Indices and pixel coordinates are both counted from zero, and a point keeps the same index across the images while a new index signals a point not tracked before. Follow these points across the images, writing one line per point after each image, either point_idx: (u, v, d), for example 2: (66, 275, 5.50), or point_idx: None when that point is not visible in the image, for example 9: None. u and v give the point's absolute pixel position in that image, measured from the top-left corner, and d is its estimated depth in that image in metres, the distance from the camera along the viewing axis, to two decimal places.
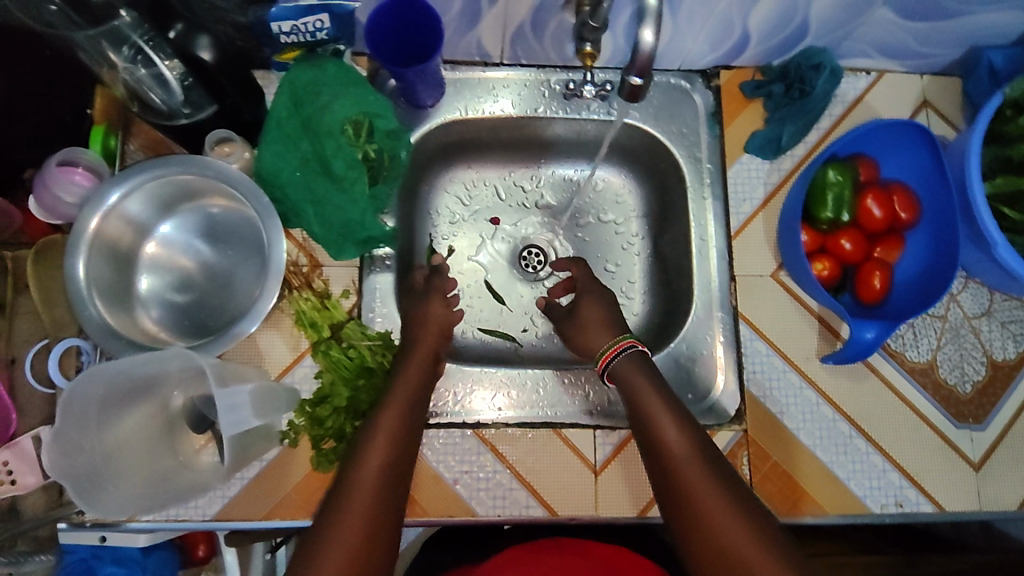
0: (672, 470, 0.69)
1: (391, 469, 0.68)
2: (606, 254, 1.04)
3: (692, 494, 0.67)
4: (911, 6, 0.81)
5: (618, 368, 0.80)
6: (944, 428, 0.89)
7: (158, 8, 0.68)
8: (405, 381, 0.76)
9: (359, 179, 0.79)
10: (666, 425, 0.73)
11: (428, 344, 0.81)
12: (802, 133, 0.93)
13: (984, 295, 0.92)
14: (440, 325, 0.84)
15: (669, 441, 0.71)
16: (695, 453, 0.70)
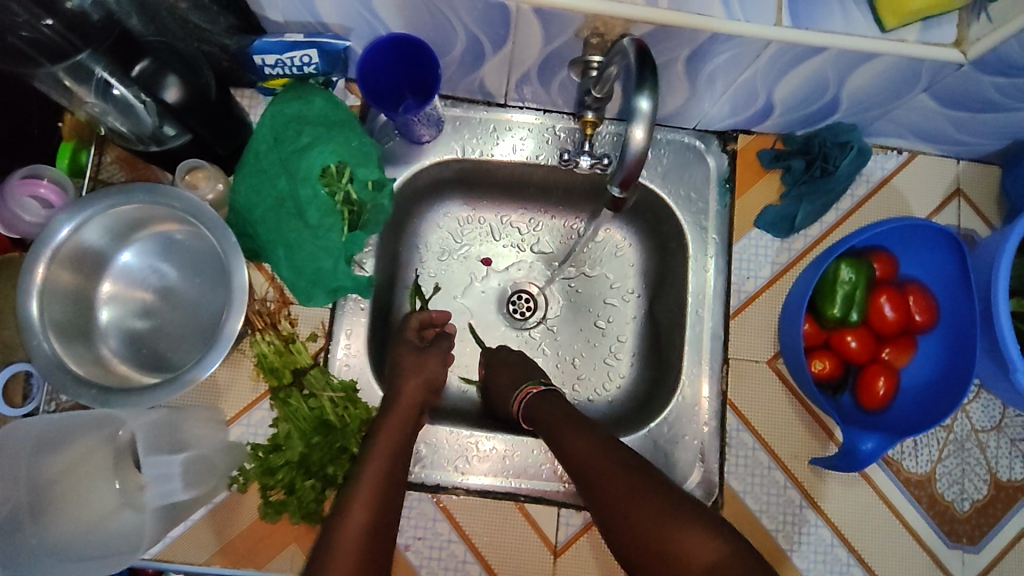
0: (618, 508, 0.66)
1: (378, 507, 0.65)
2: (596, 309, 0.96)
3: (647, 525, 0.63)
4: (954, 96, 0.75)
5: (547, 397, 0.80)
6: (934, 547, 0.82)
7: (124, 45, 0.63)
8: (388, 428, 0.73)
9: (335, 227, 0.74)
10: (592, 451, 0.71)
11: (408, 395, 0.77)
12: (818, 213, 0.87)
13: (996, 407, 0.84)
14: (430, 379, 0.80)
15: (596, 464, 0.70)
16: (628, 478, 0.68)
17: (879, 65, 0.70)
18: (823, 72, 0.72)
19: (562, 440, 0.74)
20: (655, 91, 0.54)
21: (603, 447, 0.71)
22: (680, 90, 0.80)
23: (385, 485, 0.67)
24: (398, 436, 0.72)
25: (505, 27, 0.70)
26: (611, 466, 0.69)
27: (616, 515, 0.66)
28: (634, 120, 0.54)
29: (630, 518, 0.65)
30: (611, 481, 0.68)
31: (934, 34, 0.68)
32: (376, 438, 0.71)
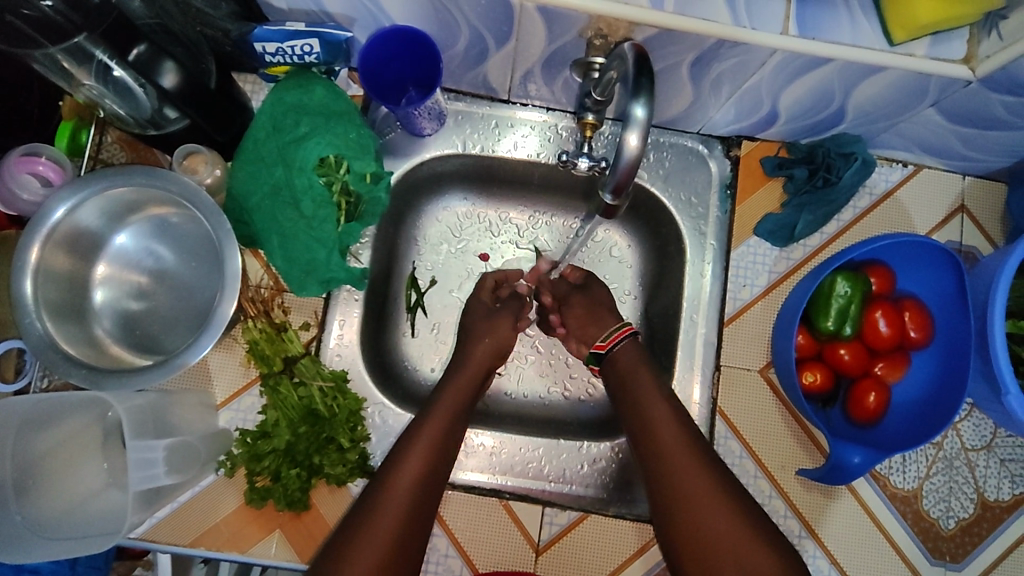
0: (663, 463, 0.67)
1: (416, 503, 0.67)
2: None
3: (691, 497, 0.64)
4: (962, 112, 0.74)
5: (615, 356, 0.79)
6: (917, 563, 0.82)
7: (122, 27, 0.62)
8: (443, 401, 0.76)
9: (329, 218, 0.74)
10: (658, 411, 0.71)
11: (460, 386, 0.78)
12: (819, 223, 0.86)
13: (987, 427, 0.84)
14: (498, 343, 0.84)
15: (657, 426, 0.70)
16: (688, 445, 0.68)
17: (886, 77, 0.69)
18: (829, 82, 0.71)
19: (639, 397, 0.73)
20: (651, 99, 0.54)
21: (674, 411, 0.71)
22: (685, 94, 0.79)
23: (428, 480, 0.69)
24: (449, 428, 0.73)
25: (508, 24, 0.69)
26: (674, 428, 0.69)
27: (667, 475, 0.66)
28: (628, 127, 0.54)
29: (678, 483, 0.66)
30: (671, 445, 0.68)
31: (943, 50, 0.67)
32: (425, 426, 0.72)
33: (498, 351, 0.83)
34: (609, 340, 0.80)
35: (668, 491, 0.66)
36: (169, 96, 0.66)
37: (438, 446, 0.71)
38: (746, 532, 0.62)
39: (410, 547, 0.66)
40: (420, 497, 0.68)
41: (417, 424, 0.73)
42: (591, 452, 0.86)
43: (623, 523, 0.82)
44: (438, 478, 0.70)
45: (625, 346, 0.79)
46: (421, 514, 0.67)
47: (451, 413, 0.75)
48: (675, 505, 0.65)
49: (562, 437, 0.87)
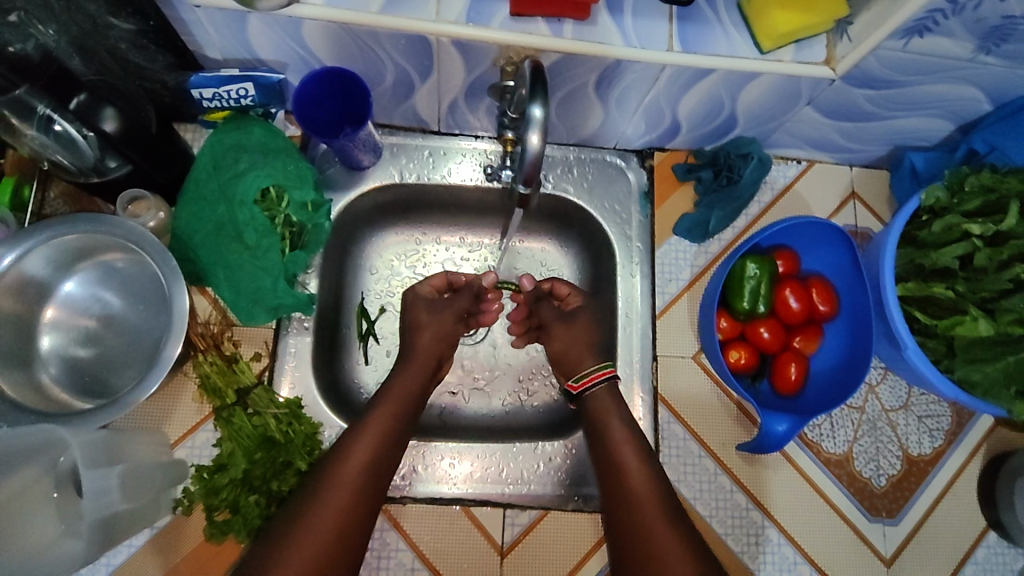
0: (612, 449, 0.75)
1: (369, 475, 0.70)
2: None
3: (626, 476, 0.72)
4: (834, 108, 0.84)
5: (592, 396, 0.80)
6: (857, 523, 0.87)
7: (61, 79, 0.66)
8: (395, 385, 0.80)
9: (272, 248, 0.77)
10: (608, 410, 0.78)
11: (407, 378, 0.81)
12: (729, 219, 0.95)
13: (902, 387, 0.91)
14: (444, 333, 0.87)
15: (609, 420, 0.77)
16: (632, 440, 0.75)
17: (765, 82, 0.79)
18: (717, 90, 0.81)
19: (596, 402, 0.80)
20: (546, 101, 0.58)
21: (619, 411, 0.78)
22: (597, 113, 0.88)
23: (369, 478, 0.69)
24: (398, 417, 0.76)
25: (429, 58, 0.77)
26: (624, 428, 0.76)
27: (612, 456, 0.74)
28: (529, 126, 0.58)
29: (619, 464, 0.73)
30: (617, 434, 0.76)
31: (807, 54, 0.77)
32: (371, 418, 0.74)
33: (443, 339, 0.86)
34: (583, 383, 0.81)
35: (613, 476, 0.73)
36: (112, 140, 0.70)
37: (385, 433, 0.73)
38: (680, 545, 0.65)
39: (362, 515, 0.67)
40: (360, 494, 0.68)
41: (362, 422, 0.74)
42: (547, 451, 0.88)
43: (584, 515, 0.85)
44: (385, 472, 0.71)
45: (601, 389, 0.80)
46: (368, 496, 0.69)
47: (397, 405, 0.77)
48: (616, 493, 0.72)
49: (518, 440, 0.89)
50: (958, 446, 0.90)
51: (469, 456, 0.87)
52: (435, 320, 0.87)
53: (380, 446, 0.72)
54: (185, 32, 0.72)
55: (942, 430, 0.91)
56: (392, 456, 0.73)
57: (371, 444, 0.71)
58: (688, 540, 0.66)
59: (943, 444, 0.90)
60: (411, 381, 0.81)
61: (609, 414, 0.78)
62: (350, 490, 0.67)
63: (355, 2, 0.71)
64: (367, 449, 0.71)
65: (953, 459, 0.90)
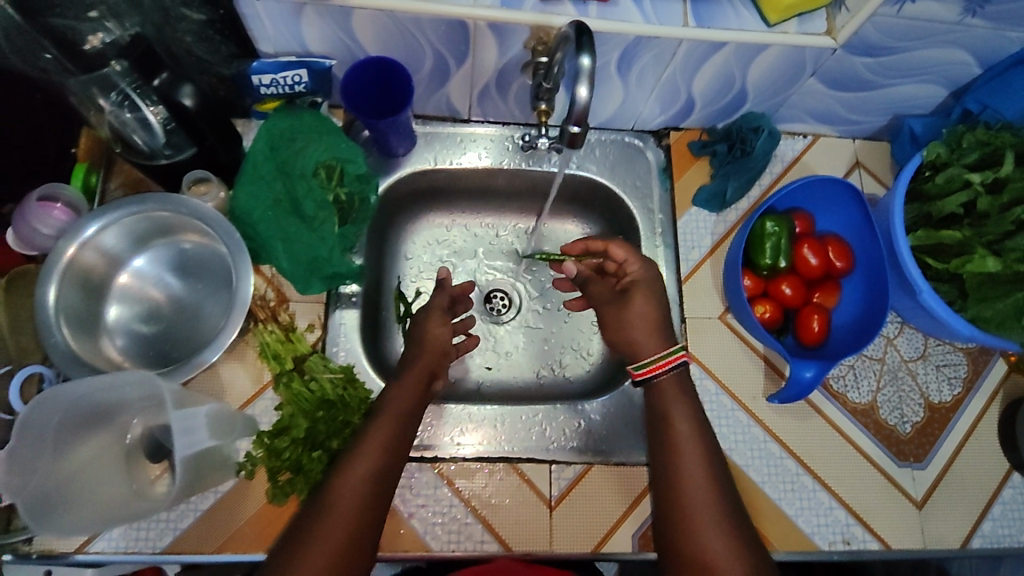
0: (671, 444, 0.75)
1: (373, 486, 0.70)
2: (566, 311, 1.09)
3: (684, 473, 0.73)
4: (836, 78, 0.91)
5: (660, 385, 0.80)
6: (887, 468, 0.90)
7: (146, 60, 0.74)
8: (399, 388, 0.80)
9: (328, 220, 0.85)
10: (674, 402, 0.78)
11: (410, 382, 0.80)
12: (745, 188, 1.01)
13: (918, 338, 0.97)
14: (439, 345, 0.86)
15: (673, 414, 0.77)
16: (696, 438, 0.75)
17: (773, 54, 0.86)
18: (729, 64, 0.89)
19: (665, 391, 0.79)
20: (595, 54, 0.62)
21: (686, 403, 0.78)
22: (617, 92, 0.95)
23: (366, 502, 0.69)
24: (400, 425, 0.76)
25: (465, 43, 0.84)
26: (687, 422, 0.77)
27: (671, 451, 0.75)
28: (578, 78, 0.61)
29: (679, 461, 0.74)
30: (680, 432, 0.76)
31: (809, 26, 0.85)
32: (374, 427, 0.74)
33: (435, 347, 0.85)
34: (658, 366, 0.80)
35: (670, 472, 0.74)
36: (188, 114, 0.76)
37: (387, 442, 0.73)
38: (731, 553, 0.67)
39: (369, 525, 0.68)
40: (364, 506, 0.69)
41: (363, 433, 0.74)
42: (587, 410, 0.92)
43: (628, 467, 0.88)
44: (389, 479, 0.72)
45: (665, 381, 0.80)
46: (373, 506, 0.70)
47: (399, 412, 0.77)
48: (670, 488, 0.73)
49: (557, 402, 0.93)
50: (976, 392, 0.95)
51: (475, 426, 0.90)
52: (426, 327, 0.87)
53: (382, 458, 0.72)
54: (245, 25, 0.79)
55: (960, 378, 0.95)
56: (395, 465, 0.73)
57: (374, 454, 0.72)
58: (742, 550, 0.68)
59: (962, 391, 0.95)
60: (412, 385, 0.80)
61: (674, 406, 0.78)
62: (352, 501, 0.68)
63: None
64: (360, 471, 0.70)
65: (972, 405, 0.94)
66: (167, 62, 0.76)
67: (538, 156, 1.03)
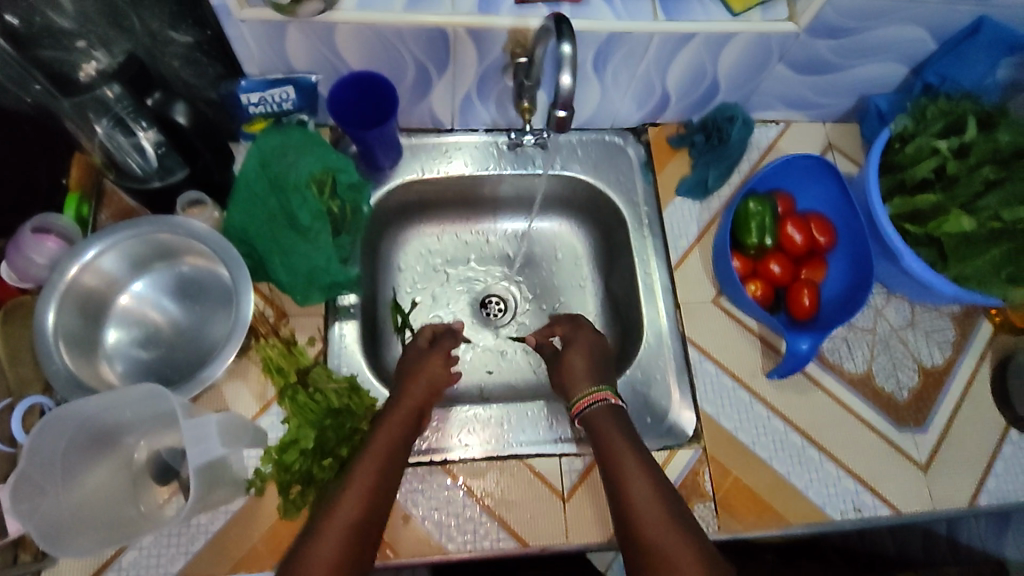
0: (617, 472, 0.74)
1: (355, 532, 0.67)
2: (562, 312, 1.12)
3: (633, 494, 0.72)
4: (801, 62, 0.96)
5: (590, 417, 0.82)
6: (889, 434, 0.92)
7: (140, 79, 0.80)
8: (380, 432, 0.78)
9: (324, 230, 0.85)
10: (613, 434, 0.78)
11: (390, 425, 0.79)
12: (725, 175, 1.04)
13: (905, 307, 0.99)
14: (433, 381, 0.87)
15: (612, 444, 0.77)
16: (638, 462, 0.75)
17: (740, 42, 0.90)
18: (699, 55, 0.92)
19: (602, 429, 0.80)
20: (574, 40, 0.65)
21: (621, 428, 0.79)
22: (594, 91, 0.99)
23: (351, 550, 0.66)
24: (382, 469, 0.73)
25: (446, 51, 0.87)
26: (629, 450, 0.76)
27: (615, 479, 0.74)
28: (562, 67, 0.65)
29: (626, 486, 0.73)
30: (623, 458, 0.75)
31: (772, 13, 0.89)
32: (355, 471, 0.72)
33: (431, 385, 0.87)
34: (585, 399, 0.83)
35: (620, 500, 0.72)
36: (184, 132, 0.83)
37: (371, 486, 0.71)
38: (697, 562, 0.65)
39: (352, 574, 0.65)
40: (348, 553, 0.66)
41: (343, 479, 0.72)
42: None
43: None
44: (373, 525, 0.69)
45: (597, 411, 0.82)
46: (356, 554, 0.66)
47: (380, 456, 0.75)
48: (623, 515, 0.71)
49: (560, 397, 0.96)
50: (967, 354, 0.97)
51: (478, 427, 0.91)
52: (426, 365, 0.89)
53: (364, 504, 0.69)
54: (231, 47, 0.82)
55: (949, 342, 0.98)
56: (378, 510, 0.70)
57: (357, 500, 0.69)
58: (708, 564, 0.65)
59: (953, 353, 0.97)
60: (392, 429, 0.78)
61: (615, 438, 0.78)
62: (336, 549, 0.65)
63: (381, 3, 0.82)
64: (350, 509, 0.68)
65: (964, 367, 0.96)
66: (161, 83, 0.83)
67: (524, 158, 1.06)
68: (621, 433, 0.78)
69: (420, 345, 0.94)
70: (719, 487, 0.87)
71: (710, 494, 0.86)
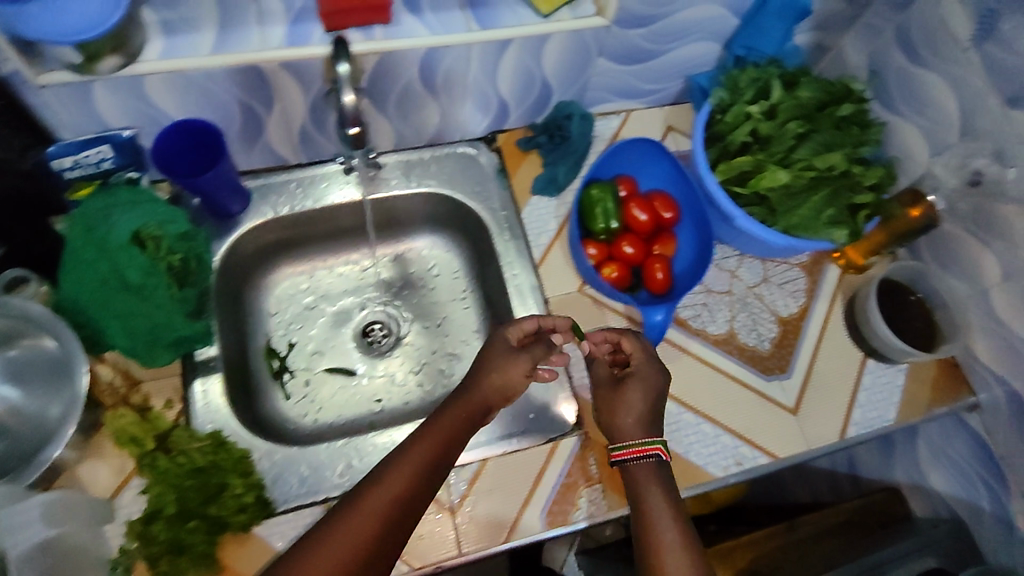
0: (646, 522, 0.77)
1: (398, 507, 0.71)
2: (445, 327, 1.12)
3: (658, 545, 0.75)
4: (620, 53, 1.00)
5: (631, 470, 0.82)
6: (758, 386, 0.96)
7: None
8: (448, 412, 0.80)
9: (159, 286, 0.80)
10: (645, 481, 0.81)
11: (458, 408, 0.81)
12: (574, 170, 1.07)
13: (757, 265, 1.05)
14: (505, 387, 0.83)
15: (647, 492, 0.79)
16: (670, 516, 0.77)
17: (557, 42, 0.93)
18: (522, 59, 0.95)
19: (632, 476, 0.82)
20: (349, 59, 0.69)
21: (654, 473, 0.81)
22: (432, 108, 1.00)
23: (387, 524, 0.70)
24: (437, 455, 0.76)
25: (265, 88, 0.86)
26: (661, 501, 0.78)
27: (644, 527, 0.77)
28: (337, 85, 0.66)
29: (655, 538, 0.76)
30: (653, 510, 0.78)
31: (580, 12, 0.93)
32: (411, 448, 0.76)
33: (502, 390, 0.83)
34: (638, 450, 0.82)
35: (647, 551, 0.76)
36: None
37: (421, 468, 0.74)
38: None
39: (384, 547, 0.69)
40: (385, 525, 0.70)
41: (399, 453, 0.75)
42: None
43: (516, 453, 0.90)
44: (416, 504, 0.73)
45: (640, 466, 0.81)
46: (393, 528, 0.70)
47: (439, 440, 0.77)
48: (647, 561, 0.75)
49: None
50: (819, 299, 1.04)
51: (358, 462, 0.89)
52: (506, 368, 0.83)
53: (412, 481, 0.73)
54: (38, 117, 0.81)
55: (801, 290, 1.04)
56: (425, 491, 0.74)
57: (405, 479, 0.73)
58: None
59: (805, 301, 1.03)
60: (460, 414, 0.80)
61: (648, 487, 0.80)
62: (373, 517, 0.69)
63: (187, 50, 0.80)
64: (383, 498, 0.71)
65: (817, 311, 1.03)
66: None
67: (378, 182, 1.06)
68: (655, 478, 0.81)
69: (508, 345, 0.86)
70: (602, 468, 0.89)
71: (595, 475, 0.89)
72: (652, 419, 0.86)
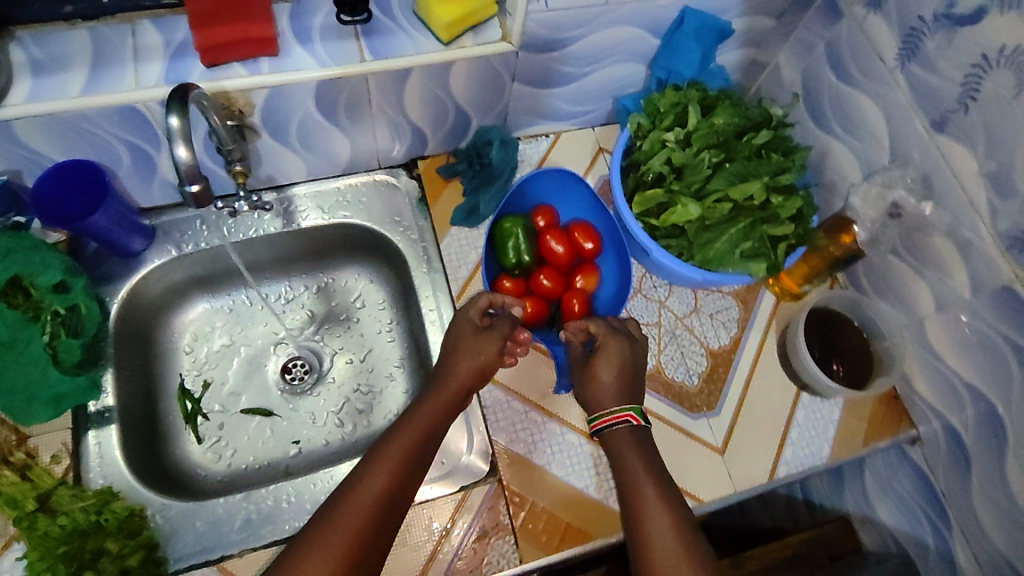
0: (630, 490, 0.78)
1: (387, 496, 0.74)
2: (370, 362, 1.07)
3: (642, 510, 0.76)
4: (536, 78, 0.95)
5: (610, 433, 0.83)
6: (684, 424, 0.92)
7: None
8: (428, 402, 0.83)
9: (34, 337, 0.81)
10: (627, 451, 0.81)
11: (437, 397, 0.84)
12: (496, 198, 1.03)
13: (687, 294, 1.00)
14: (481, 363, 0.86)
15: (631, 464, 0.80)
16: (653, 484, 0.78)
17: (461, 69, 0.88)
18: (428, 87, 0.90)
19: (612, 443, 0.83)
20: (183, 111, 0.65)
21: (637, 442, 0.82)
22: (341, 138, 0.96)
23: (379, 512, 0.72)
24: (418, 445, 0.79)
25: (148, 127, 0.81)
26: (642, 470, 0.79)
27: (630, 495, 0.78)
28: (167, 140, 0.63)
29: (639, 505, 0.76)
30: (638, 479, 0.78)
31: (484, 36, 0.87)
32: (395, 439, 0.78)
33: (480, 372, 0.85)
34: (615, 417, 0.83)
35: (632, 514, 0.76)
36: None
37: (406, 458, 0.77)
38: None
39: (379, 534, 0.72)
40: (378, 512, 0.72)
41: (383, 446, 0.78)
42: None
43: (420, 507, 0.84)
44: (405, 492, 0.75)
45: (618, 430, 0.83)
46: (385, 516, 0.73)
47: (420, 428, 0.80)
48: (632, 526, 0.75)
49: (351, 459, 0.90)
50: (752, 329, 0.99)
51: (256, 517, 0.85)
52: (474, 348, 0.86)
53: (398, 470, 0.76)
54: None
55: (734, 320, 0.99)
56: (412, 479, 0.77)
57: (390, 469, 0.75)
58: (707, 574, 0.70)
59: (738, 331, 0.99)
60: (439, 403, 0.83)
61: (630, 457, 0.81)
62: (365, 508, 0.72)
63: (56, 91, 0.76)
64: (372, 489, 0.73)
65: (751, 341, 0.98)
66: None
67: (291, 215, 1.02)
68: (637, 446, 0.82)
69: (474, 325, 0.89)
70: (516, 518, 0.85)
71: (509, 524, 0.85)
72: (626, 389, 0.86)
